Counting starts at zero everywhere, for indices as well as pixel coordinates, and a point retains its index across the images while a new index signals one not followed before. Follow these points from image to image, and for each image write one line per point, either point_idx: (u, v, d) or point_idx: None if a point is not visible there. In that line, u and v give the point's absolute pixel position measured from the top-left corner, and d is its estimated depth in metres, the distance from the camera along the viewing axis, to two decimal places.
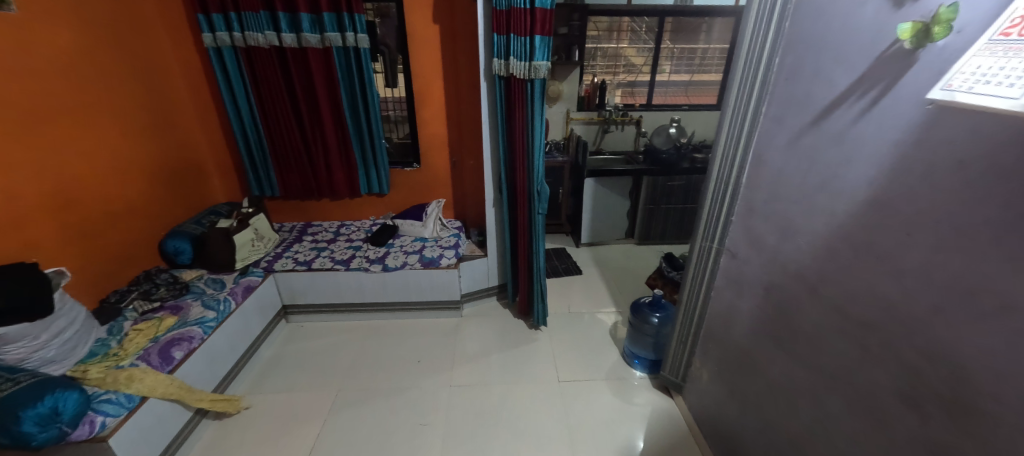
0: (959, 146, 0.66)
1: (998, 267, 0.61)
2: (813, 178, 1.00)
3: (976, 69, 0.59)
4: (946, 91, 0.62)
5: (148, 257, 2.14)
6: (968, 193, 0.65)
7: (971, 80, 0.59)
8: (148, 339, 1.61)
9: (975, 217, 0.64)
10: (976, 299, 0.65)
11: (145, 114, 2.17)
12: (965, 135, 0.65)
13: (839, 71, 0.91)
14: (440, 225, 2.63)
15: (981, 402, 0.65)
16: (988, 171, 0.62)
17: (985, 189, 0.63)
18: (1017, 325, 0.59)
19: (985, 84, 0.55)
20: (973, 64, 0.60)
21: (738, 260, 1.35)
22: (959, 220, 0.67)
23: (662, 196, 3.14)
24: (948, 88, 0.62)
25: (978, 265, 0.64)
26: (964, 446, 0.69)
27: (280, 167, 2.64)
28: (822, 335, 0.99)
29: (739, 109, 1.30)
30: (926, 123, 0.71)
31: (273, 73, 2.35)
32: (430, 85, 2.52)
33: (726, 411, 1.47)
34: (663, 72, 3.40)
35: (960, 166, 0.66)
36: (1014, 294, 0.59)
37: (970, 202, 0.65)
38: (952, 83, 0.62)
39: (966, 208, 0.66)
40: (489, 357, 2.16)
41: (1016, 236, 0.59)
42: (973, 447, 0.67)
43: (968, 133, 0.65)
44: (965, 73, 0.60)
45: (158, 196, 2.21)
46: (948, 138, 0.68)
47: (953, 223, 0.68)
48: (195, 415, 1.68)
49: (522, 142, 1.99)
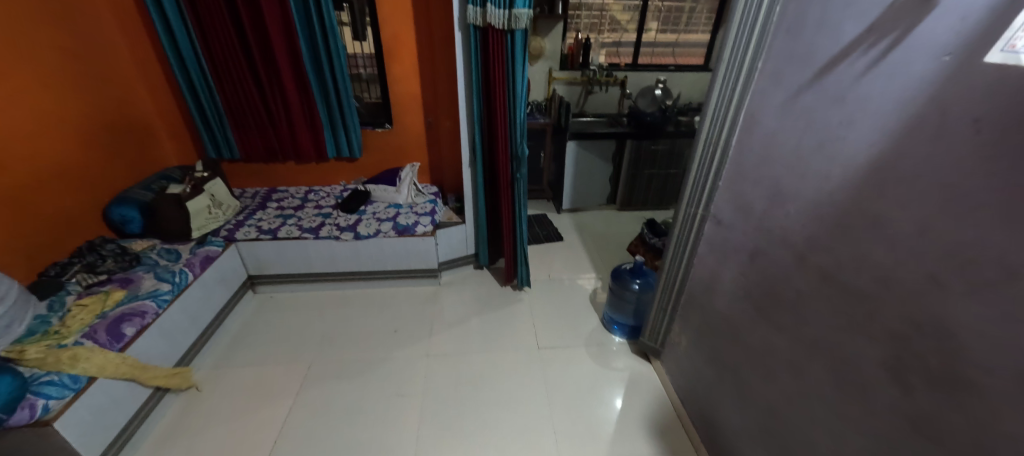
0: (974, 104, 0.62)
1: (1005, 239, 0.60)
2: (810, 139, 0.96)
3: None
4: (1008, 52, 0.56)
5: (93, 225, 1.95)
6: (980, 156, 0.62)
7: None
8: (94, 315, 1.49)
9: (984, 183, 0.62)
10: (978, 268, 0.64)
11: (72, 65, 1.90)
12: (984, 93, 0.61)
13: (848, 20, 0.85)
14: (415, 190, 2.50)
15: (970, 372, 0.66)
16: (1003, 135, 0.59)
17: (998, 154, 0.60)
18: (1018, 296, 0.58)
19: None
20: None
21: (723, 226, 1.33)
22: (968, 190, 0.64)
23: (645, 161, 3.08)
24: (1011, 49, 0.56)
25: (981, 237, 0.63)
26: (945, 414, 0.71)
27: (238, 127, 2.42)
28: (808, 304, 1.00)
29: (734, 65, 1.21)
30: (946, 80, 0.66)
31: (219, 19, 2.08)
32: (401, 37, 2.30)
33: (703, 375, 1.50)
34: (650, 30, 3.23)
35: (975, 125, 0.62)
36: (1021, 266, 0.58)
37: (982, 165, 0.62)
38: (1015, 43, 0.55)
39: (977, 173, 0.63)
40: (469, 326, 2.13)
41: None
42: (956, 414, 0.69)
43: (988, 91, 0.60)
44: None
45: (98, 160, 1.98)
46: (964, 97, 0.63)
47: (961, 193, 0.65)
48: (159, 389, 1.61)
49: (502, 102, 1.85)
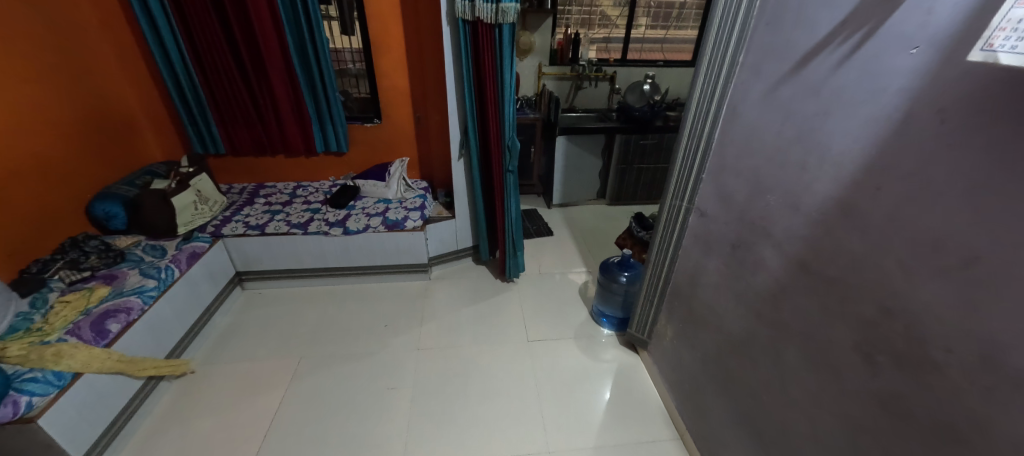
0: (941, 95, 0.65)
1: (968, 226, 0.63)
2: (788, 131, 0.99)
3: (1017, 24, 0.53)
4: (988, 51, 0.57)
5: (76, 222, 1.92)
6: (946, 146, 0.65)
7: (1012, 38, 0.53)
8: (78, 312, 1.48)
9: (950, 172, 0.65)
10: (942, 254, 0.67)
11: (52, 58, 1.85)
12: (950, 85, 0.64)
13: (823, 14, 0.87)
14: (404, 185, 2.50)
15: (934, 353, 0.70)
16: (968, 126, 0.62)
17: (963, 144, 0.63)
18: (979, 279, 0.62)
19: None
20: (1012, 19, 0.53)
21: (706, 218, 1.36)
22: (933, 179, 0.68)
23: (634, 156, 3.11)
24: (989, 48, 0.57)
25: (945, 224, 0.66)
26: (911, 393, 0.75)
27: (224, 121, 2.39)
28: (785, 292, 1.03)
29: (716, 58, 1.24)
30: (914, 73, 0.69)
31: (203, 11, 2.05)
32: (389, 31, 2.29)
33: (688, 364, 1.54)
34: (639, 26, 3.24)
35: (941, 116, 0.65)
36: (982, 250, 0.62)
37: (947, 155, 0.65)
38: (992, 42, 0.56)
39: (943, 162, 0.66)
40: (460, 320, 2.14)
41: (990, 194, 0.60)
42: (921, 392, 0.73)
43: (953, 84, 0.63)
44: (1006, 30, 0.54)
45: (80, 155, 1.94)
46: (932, 89, 0.66)
47: (927, 182, 0.69)
48: (150, 379, 1.64)
49: (492, 97, 1.86)
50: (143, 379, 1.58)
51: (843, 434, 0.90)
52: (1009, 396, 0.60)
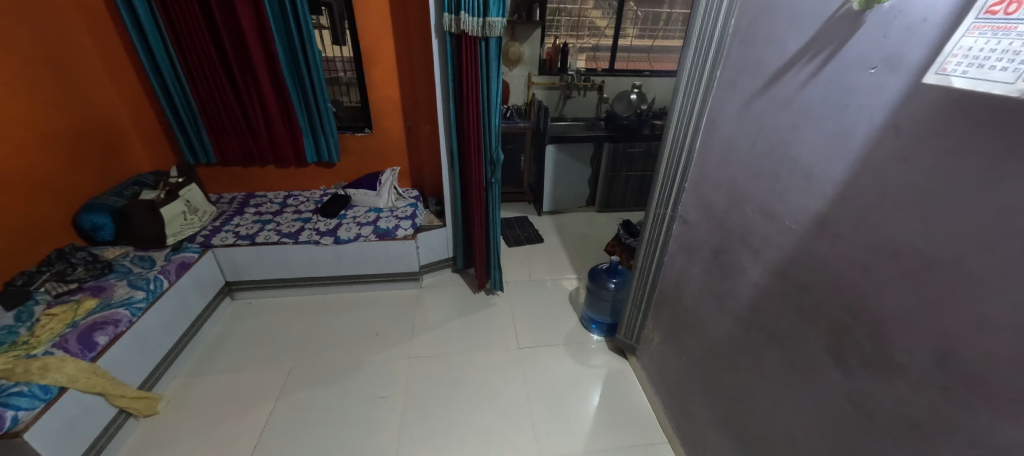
0: (896, 113, 0.70)
1: (922, 233, 0.68)
2: (762, 143, 1.04)
3: (968, 52, 0.57)
4: (941, 75, 0.61)
5: (62, 233, 1.91)
6: (902, 159, 0.70)
7: (964, 63, 0.58)
8: (65, 324, 1.47)
9: (904, 184, 0.70)
10: (900, 260, 0.72)
11: (40, 70, 1.86)
12: (906, 103, 0.69)
13: (793, 34, 0.93)
14: (395, 194, 2.52)
15: (897, 354, 0.74)
16: (921, 143, 0.67)
17: (917, 157, 0.68)
18: (933, 284, 0.67)
19: (980, 70, 0.55)
20: (963, 46, 0.58)
21: (688, 225, 1.40)
22: (891, 189, 0.72)
23: (622, 163, 3.17)
24: (942, 72, 0.61)
25: (902, 231, 0.71)
26: (878, 394, 0.79)
27: (213, 131, 2.39)
28: (763, 296, 1.07)
29: (696, 73, 1.29)
30: (872, 92, 0.74)
31: (194, 23, 2.07)
32: (380, 43, 2.32)
33: (674, 368, 1.57)
34: (626, 36, 3.32)
35: (897, 132, 0.70)
36: (937, 256, 0.66)
37: (903, 167, 0.70)
38: (945, 67, 0.60)
39: (900, 174, 0.71)
40: (450, 328, 2.16)
41: (942, 204, 0.64)
42: (887, 392, 0.77)
43: (908, 102, 0.68)
44: (958, 57, 0.59)
45: (68, 166, 1.94)
46: (889, 107, 0.71)
47: (886, 192, 0.73)
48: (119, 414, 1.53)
49: (477, 108, 1.90)
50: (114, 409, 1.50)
51: (818, 434, 0.94)
52: (965, 394, 0.64)
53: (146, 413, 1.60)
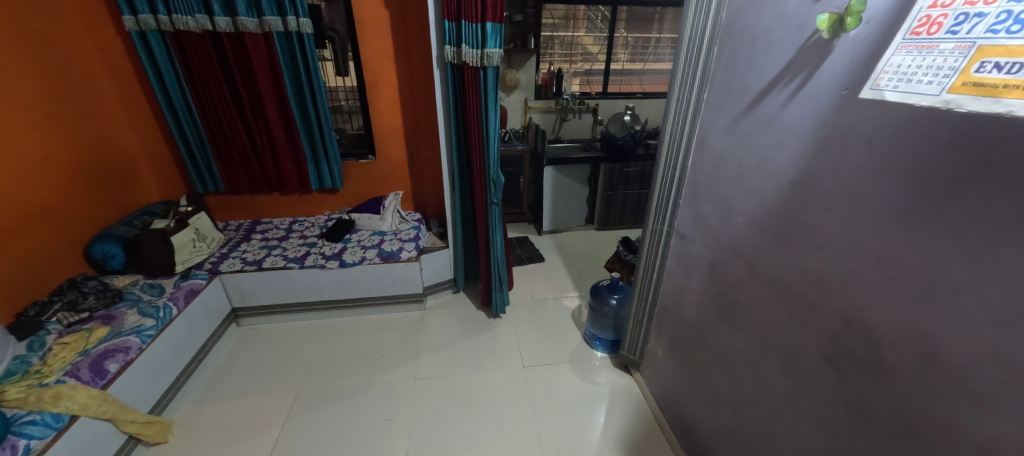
0: (868, 131, 0.76)
1: (901, 240, 0.72)
2: (749, 160, 1.10)
3: (896, 69, 0.69)
4: (875, 89, 0.73)
5: (73, 263, 1.95)
6: (875, 172, 0.76)
7: (894, 79, 0.69)
8: (77, 352, 1.50)
9: (881, 195, 0.75)
10: (883, 266, 0.76)
11: (57, 106, 1.95)
12: (874, 121, 0.75)
13: (771, 59, 1.00)
14: (399, 217, 2.59)
15: (886, 355, 0.77)
16: (893, 156, 0.72)
17: (890, 169, 0.73)
18: (915, 286, 0.70)
19: (910, 85, 0.66)
20: (892, 65, 0.70)
21: (684, 239, 1.45)
22: (871, 201, 0.77)
23: (619, 182, 3.25)
24: (876, 87, 0.73)
25: (884, 239, 0.75)
26: (874, 398, 0.81)
27: (221, 160, 2.47)
28: (759, 307, 1.11)
29: (685, 95, 1.37)
30: (844, 110, 0.81)
31: (206, 59, 2.18)
32: (383, 72, 2.43)
33: (678, 383, 1.58)
34: (618, 60, 3.47)
35: (869, 147, 0.76)
36: (917, 260, 0.70)
37: (877, 179, 0.75)
38: (878, 82, 0.72)
39: (875, 186, 0.76)
40: (455, 349, 2.17)
41: (916, 213, 0.69)
42: (881, 394, 0.79)
43: (876, 121, 0.74)
44: (889, 72, 0.70)
45: (80, 197, 2.00)
46: (859, 126, 0.78)
47: (866, 204, 0.78)
48: (130, 440, 1.54)
49: (478, 132, 1.98)
50: (125, 435, 1.50)
51: (820, 440, 0.95)
52: (952, 391, 0.67)
53: (158, 440, 1.61)
